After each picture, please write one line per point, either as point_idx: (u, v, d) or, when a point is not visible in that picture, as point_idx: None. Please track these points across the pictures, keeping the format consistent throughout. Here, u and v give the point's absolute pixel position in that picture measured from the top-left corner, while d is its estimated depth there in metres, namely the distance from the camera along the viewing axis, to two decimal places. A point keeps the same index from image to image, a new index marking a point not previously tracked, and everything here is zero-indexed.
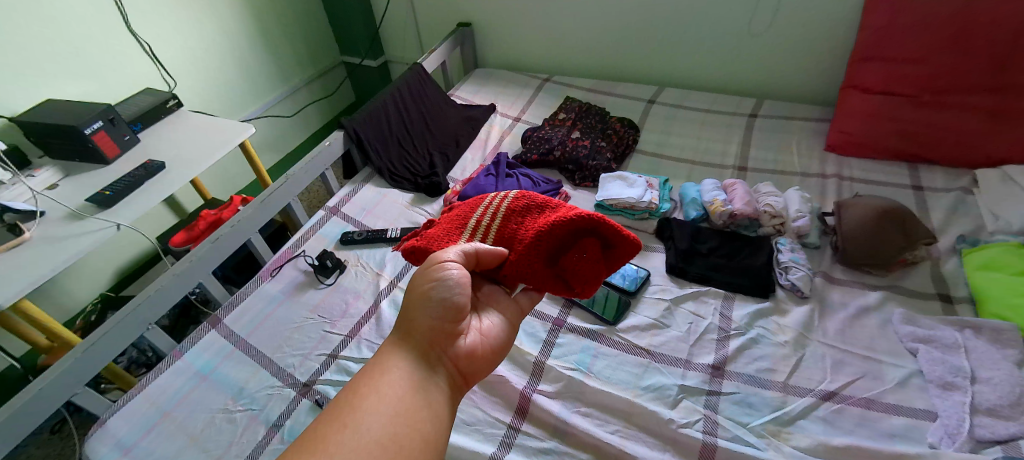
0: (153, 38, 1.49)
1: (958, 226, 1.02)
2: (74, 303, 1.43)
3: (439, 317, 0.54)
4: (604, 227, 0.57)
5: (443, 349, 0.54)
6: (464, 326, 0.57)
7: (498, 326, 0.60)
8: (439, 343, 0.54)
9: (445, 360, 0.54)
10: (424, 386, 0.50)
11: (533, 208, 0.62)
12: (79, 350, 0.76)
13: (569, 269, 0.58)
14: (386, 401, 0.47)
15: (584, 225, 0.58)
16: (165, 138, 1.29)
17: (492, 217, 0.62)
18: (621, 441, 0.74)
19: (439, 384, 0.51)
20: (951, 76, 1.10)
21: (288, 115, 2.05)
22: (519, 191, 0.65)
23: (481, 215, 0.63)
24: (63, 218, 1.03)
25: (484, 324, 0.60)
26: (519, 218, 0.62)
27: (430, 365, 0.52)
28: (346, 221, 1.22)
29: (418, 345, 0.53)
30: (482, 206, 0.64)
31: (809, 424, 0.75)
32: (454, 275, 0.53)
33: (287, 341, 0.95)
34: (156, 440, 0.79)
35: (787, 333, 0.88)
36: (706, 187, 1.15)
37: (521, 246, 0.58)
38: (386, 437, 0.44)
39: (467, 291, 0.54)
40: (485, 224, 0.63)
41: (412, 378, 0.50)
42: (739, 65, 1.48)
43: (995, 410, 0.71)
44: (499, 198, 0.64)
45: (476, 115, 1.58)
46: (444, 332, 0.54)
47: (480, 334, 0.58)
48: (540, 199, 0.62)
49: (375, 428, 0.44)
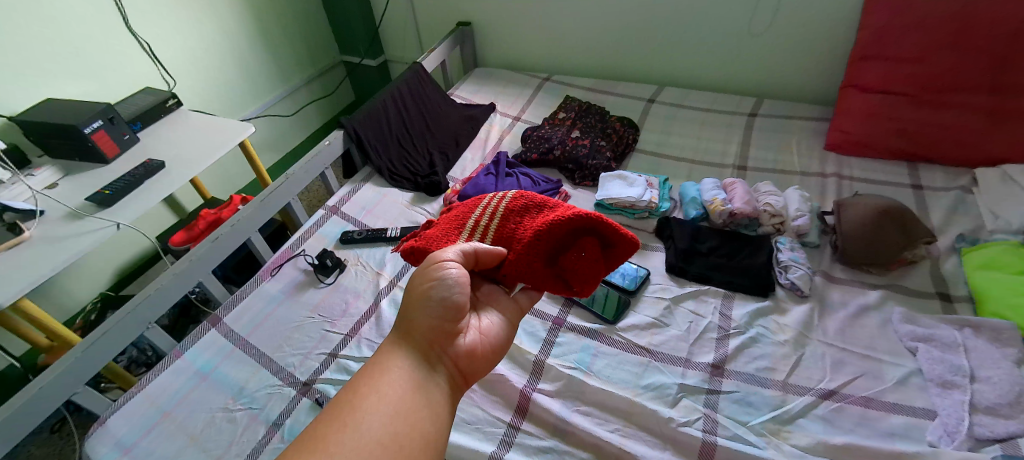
0: (152, 38, 1.49)
1: (958, 225, 1.02)
2: (74, 303, 1.43)
3: (439, 316, 0.54)
4: (603, 226, 0.57)
5: (443, 349, 0.54)
6: (464, 325, 0.57)
7: (498, 326, 0.60)
8: (439, 343, 0.54)
9: (445, 359, 0.54)
10: (424, 385, 0.50)
11: (531, 208, 0.62)
12: (79, 350, 0.76)
13: (568, 268, 0.58)
14: (386, 401, 0.47)
15: (582, 225, 0.57)
16: (165, 138, 1.29)
17: (491, 217, 0.62)
18: (621, 439, 0.74)
19: (439, 383, 0.51)
20: (950, 75, 1.11)
21: (287, 115, 2.05)
22: (517, 192, 0.65)
23: (480, 215, 0.63)
24: (63, 218, 1.03)
25: (484, 323, 0.60)
26: (517, 218, 0.62)
27: (430, 364, 0.52)
28: (346, 221, 1.22)
29: (418, 345, 0.53)
30: (480, 207, 0.64)
31: (808, 423, 0.75)
32: (454, 275, 0.53)
33: (287, 340, 0.94)
34: (156, 439, 0.79)
35: (787, 332, 0.88)
36: (706, 186, 1.15)
37: (520, 246, 0.58)
38: (387, 436, 0.44)
39: (466, 290, 0.54)
40: (483, 225, 0.63)
41: (413, 377, 0.50)
42: (739, 65, 1.48)
43: (995, 409, 0.71)
44: (497, 198, 0.64)
45: (475, 115, 1.58)
46: (444, 332, 0.54)
47: (480, 334, 0.58)
48: (539, 199, 0.62)
49: (375, 428, 0.44)
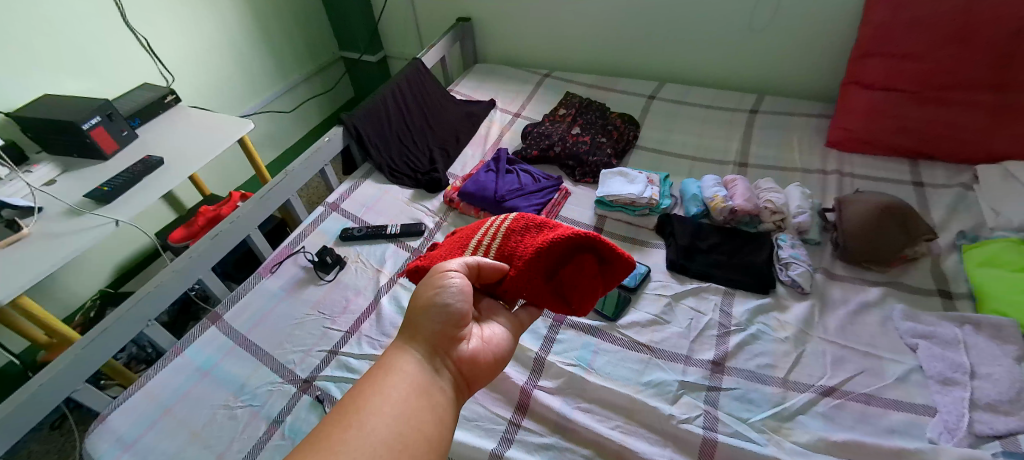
0: (150, 33, 1.47)
1: (959, 223, 1.02)
2: (72, 299, 1.43)
3: (442, 323, 0.54)
4: (601, 244, 0.58)
5: (446, 353, 0.54)
6: (466, 332, 0.57)
7: (499, 335, 0.60)
8: (443, 348, 0.54)
9: (449, 364, 0.54)
10: (428, 388, 0.49)
11: (531, 228, 0.62)
12: (79, 346, 0.76)
13: (568, 284, 0.58)
14: (390, 402, 0.46)
15: (581, 243, 0.58)
16: (163, 134, 1.28)
17: (492, 237, 0.62)
18: (622, 436, 0.74)
19: (444, 387, 0.51)
20: (951, 71, 1.10)
21: (287, 112, 2.04)
22: (518, 213, 0.65)
23: (481, 236, 0.63)
24: (61, 215, 1.03)
25: (485, 332, 0.59)
26: (518, 237, 0.62)
27: (434, 367, 0.52)
28: (346, 217, 1.21)
29: (421, 349, 0.52)
30: (481, 228, 0.64)
31: (809, 420, 0.75)
32: (456, 283, 0.54)
33: (287, 338, 0.94)
34: (157, 436, 0.79)
35: (787, 329, 0.88)
36: (707, 183, 1.15)
37: (520, 262, 0.58)
38: (393, 436, 0.43)
39: (467, 299, 0.55)
40: (484, 244, 0.63)
41: (417, 379, 0.50)
42: (741, 61, 1.47)
43: (995, 406, 0.71)
44: (499, 220, 0.64)
45: (475, 111, 1.57)
46: (447, 336, 0.54)
47: (483, 341, 0.58)
48: (539, 220, 0.62)
49: (380, 428, 0.43)
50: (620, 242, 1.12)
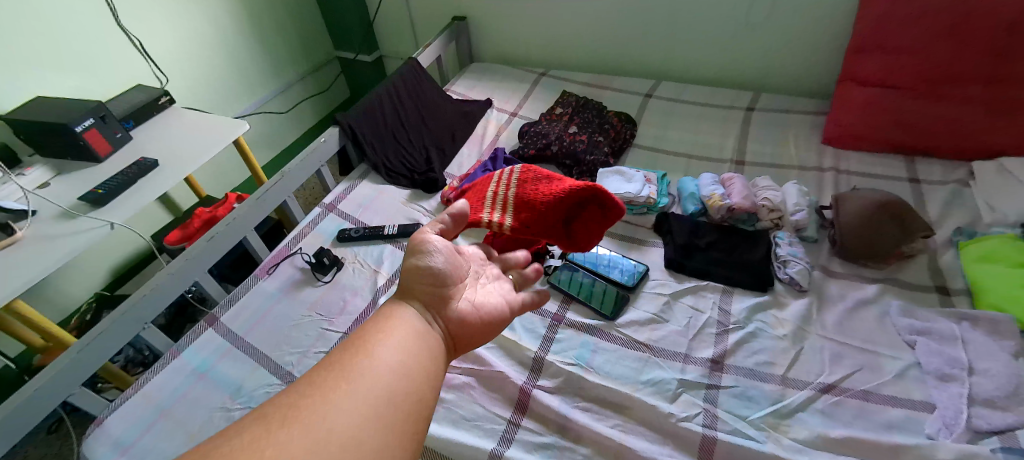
0: (142, 33, 1.47)
1: (955, 218, 1.03)
2: (67, 302, 1.42)
3: (432, 281, 0.49)
4: (603, 194, 0.67)
5: (440, 311, 0.49)
6: (460, 291, 0.52)
7: (498, 300, 0.56)
8: (436, 306, 0.49)
9: (440, 323, 0.48)
10: (425, 337, 0.45)
11: (539, 179, 0.71)
12: (74, 351, 0.75)
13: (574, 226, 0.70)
14: (381, 362, 0.39)
15: (585, 193, 0.67)
16: (158, 136, 1.27)
17: (505, 188, 0.72)
18: (621, 435, 0.74)
19: (440, 349, 0.45)
20: (947, 67, 1.11)
21: (282, 112, 2.03)
22: (523, 167, 0.74)
23: (495, 188, 0.74)
24: (55, 218, 1.02)
25: (481, 295, 0.55)
26: (528, 185, 0.71)
27: (428, 324, 0.47)
28: (343, 218, 1.21)
29: (416, 304, 0.48)
30: (494, 181, 0.75)
31: (808, 417, 0.75)
32: (442, 250, 0.51)
33: (285, 340, 0.94)
34: (154, 440, 0.79)
35: (786, 326, 0.88)
36: (704, 181, 1.15)
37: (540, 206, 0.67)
38: (395, 390, 0.38)
39: (454, 265, 0.53)
40: (499, 194, 0.73)
41: (417, 329, 0.45)
42: (737, 58, 1.47)
43: (993, 401, 0.71)
44: (506, 173, 0.75)
45: (472, 110, 1.57)
46: (440, 295, 0.49)
47: (476, 301, 0.53)
48: (544, 173, 0.72)
49: (373, 386, 0.37)
50: (618, 241, 1.12)
